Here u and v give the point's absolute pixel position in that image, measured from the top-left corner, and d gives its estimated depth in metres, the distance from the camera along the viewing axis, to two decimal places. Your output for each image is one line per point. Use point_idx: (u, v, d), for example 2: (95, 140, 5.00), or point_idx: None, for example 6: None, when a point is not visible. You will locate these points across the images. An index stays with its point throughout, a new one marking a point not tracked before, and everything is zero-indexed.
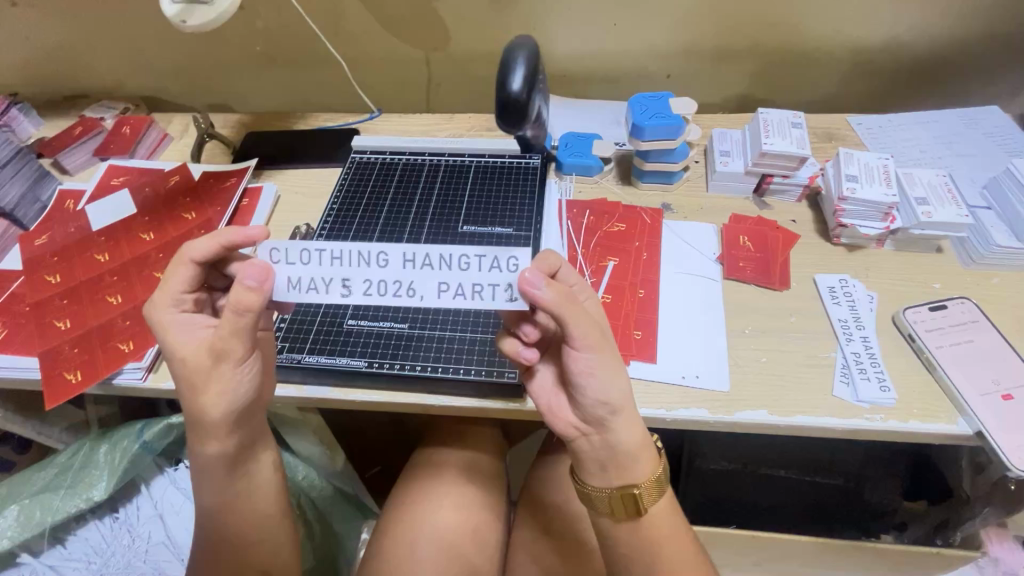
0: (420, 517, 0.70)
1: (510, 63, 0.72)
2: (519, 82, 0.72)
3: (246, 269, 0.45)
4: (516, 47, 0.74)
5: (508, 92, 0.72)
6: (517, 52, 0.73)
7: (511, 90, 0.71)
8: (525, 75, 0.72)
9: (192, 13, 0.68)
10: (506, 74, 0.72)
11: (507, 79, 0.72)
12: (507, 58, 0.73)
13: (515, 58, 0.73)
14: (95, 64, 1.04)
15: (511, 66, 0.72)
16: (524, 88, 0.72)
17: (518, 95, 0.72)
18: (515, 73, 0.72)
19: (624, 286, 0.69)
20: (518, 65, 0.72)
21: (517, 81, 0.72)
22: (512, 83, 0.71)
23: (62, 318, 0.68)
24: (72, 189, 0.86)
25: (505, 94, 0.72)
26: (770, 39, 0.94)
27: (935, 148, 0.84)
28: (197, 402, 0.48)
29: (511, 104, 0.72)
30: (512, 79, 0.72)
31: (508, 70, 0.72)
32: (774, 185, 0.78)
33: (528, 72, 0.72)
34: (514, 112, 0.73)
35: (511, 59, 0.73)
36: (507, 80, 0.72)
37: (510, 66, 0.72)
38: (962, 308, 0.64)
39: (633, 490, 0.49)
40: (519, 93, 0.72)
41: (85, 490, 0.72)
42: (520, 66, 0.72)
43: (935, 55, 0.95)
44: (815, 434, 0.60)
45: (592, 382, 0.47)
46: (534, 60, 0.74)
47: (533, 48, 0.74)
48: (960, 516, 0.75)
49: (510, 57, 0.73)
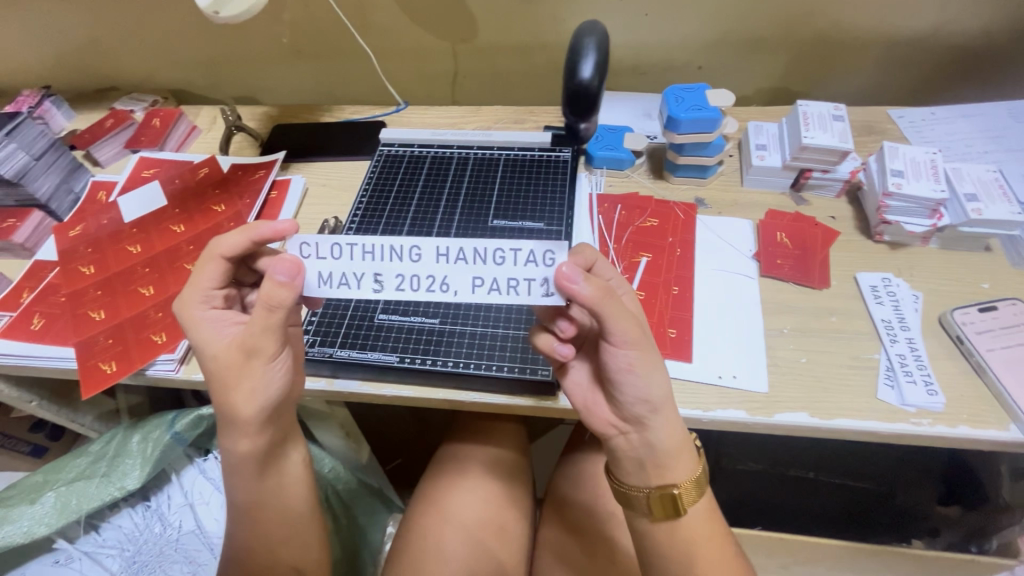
0: (447, 514, 0.69)
1: (581, 50, 0.72)
2: (590, 70, 0.71)
3: (276, 263, 0.44)
4: (586, 32, 0.72)
5: (578, 81, 0.72)
6: (588, 38, 0.72)
7: (582, 79, 0.71)
8: (596, 63, 0.71)
9: (225, 5, 0.67)
10: (577, 61, 0.72)
11: (578, 66, 0.72)
12: (578, 44, 0.72)
13: (586, 43, 0.72)
14: (125, 56, 1.04)
15: (582, 53, 0.72)
16: (596, 77, 0.72)
17: (589, 84, 0.72)
18: (586, 60, 0.71)
19: (658, 282, 0.67)
20: (589, 53, 0.71)
21: (588, 70, 0.71)
22: (583, 71, 0.71)
23: (96, 309, 0.69)
24: (104, 181, 0.87)
25: (576, 83, 0.72)
26: (809, 28, 0.91)
27: (982, 142, 0.81)
28: (228, 398, 0.48)
29: (582, 94, 0.73)
30: (583, 67, 0.71)
31: (578, 58, 0.72)
32: (813, 180, 0.75)
33: (599, 60, 0.72)
34: (584, 101, 0.74)
35: (581, 44, 0.72)
36: (578, 69, 0.72)
37: (581, 53, 0.72)
38: (1013, 310, 0.62)
39: (673, 491, 0.48)
40: (590, 83, 0.72)
41: (119, 479, 0.73)
42: (592, 54, 0.71)
43: (982, 45, 0.91)
44: (857, 438, 0.58)
45: (631, 379, 0.45)
46: (604, 47, 0.73)
47: (603, 33, 0.73)
48: (996, 523, 0.74)
49: (581, 42, 0.72)
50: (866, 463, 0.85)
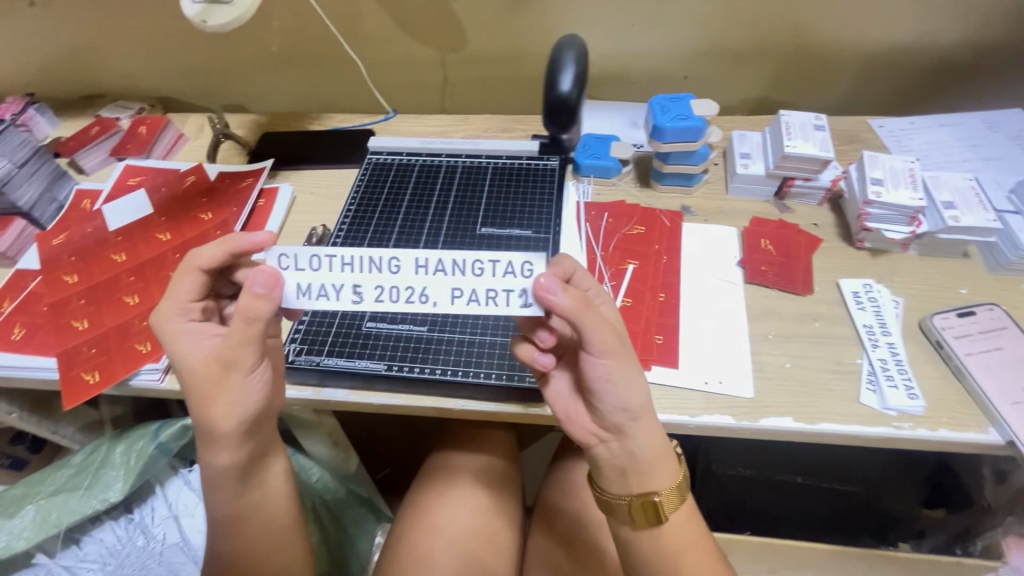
0: (435, 522, 0.69)
1: (560, 63, 0.73)
2: (569, 83, 0.73)
3: (253, 276, 0.44)
4: (565, 45, 0.74)
5: (558, 93, 0.73)
6: (567, 51, 0.73)
7: (561, 92, 0.73)
8: (575, 75, 0.73)
9: (213, 14, 0.67)
10: (556, 74, 0.73)
11: (557, 79, 0.73)
12: (557, 57, 0.73)
13: (565, 56, 0.73)
14: (112, 64, 1.04)
15: (560, 66, 0.73)
16: (575, 89, 0.73)
17: (568, 96, 0.73)
18: (565, 73, 0.73)
19: (645, 289, 0.68)
20: (568, 66, 0.73)
21: (567, 83, 0.73)
22: (562, 84, 0.73)
23: (79, 318, 0.68)
24: (89, 189, 0.86)
25: (555, 95, 0.74)
26: (791, 40, 0.93)
27: (960, 151, 0.83)
28: (206, 411, 0.47)
29: (561, 106, 0.74)
30: (562, 79, 0.73)
31: (558, 71, 0.73)
32: (796, 188, 0.77)
33: (578, 72, 0.73)
34: (564, 113, 0.75)
35: (560, 57, 0.73)
36: (557, 81, 0.73)
37: (560, 66, 0.73)
38: (991, 315, 0.63)
39: (654, 498, 0.48)
40: (569, 95, 0.73)
41: (102, 491, 0.72)
42: (571, 66, 0.73)
43: (958, 57, 0.94)
44: (841, 442, 0.58)
45: (610, 388, 0.46)
46: (583, 59, 0.74)
47: (581, 46, 0.75)
48: (981, 525, 0.76)
49: (559, 55, 0.73)
50: (853, 468, 0.86)
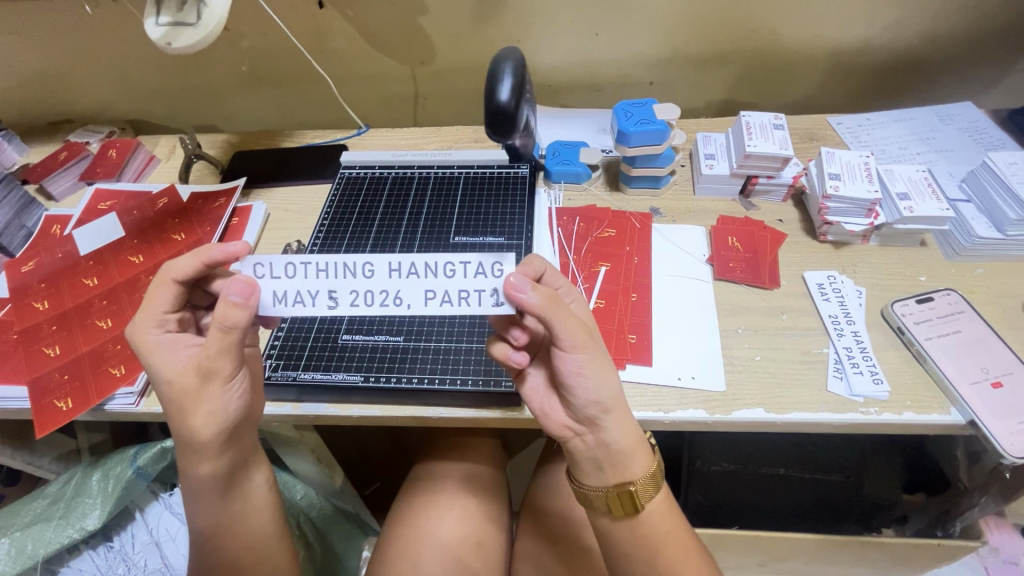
0: (421, 531, 0.69)
1: (498, 73, 0.68)
2: (508, 93, 0.67)
3: (229, 284, 0.44)
4: (503, 56, 0.70)
5: (497, 103, 0.67)
6: (505, 62, 0.69)
7: (500, 102, 0.67)
8: (514, 85, 0.68)
9: (179, 36, 0.68)
10: (495, 84, 0.68)
11: (496, 89, 0.68)
12: (495, 68, 0.69)
13: (504, 67, 0.69)
14: (81, 90, 1.04)
15: (499, 77, 0.68)
16: (514, 98, 0.68)
17: (508, 106, 0.67)
18: (504, 82, 0.68)
19: (617, 290, 0.69)
20: (506, 75, 0.68)
21: (505, 91, 0.67)
22: (502, 92, 0.67)
23: (51, 344, 0.67)
24: (58, 215, 0.85)
25: (495, 105, 0.68)
26: (751, 43, 0.96)
27: (914, 144, 0.86)
28: (186, 422, 0.47)
29: (501, 116, 0.68)
30: (501, 89, 0.68)
31: (495, 80, 0.68)
32: (759, 186, 0.79)
33: (517, 82, 0.68)
34: (504, 123, 0.68)
35: (500, 68, 0.69)
36: (496, 90, 0.68)
37: (499, 76, 0.68)
38: (948, 300, 0.65)
39: (630, 488, 0.49)
40: (509, 105, 0.67)
41: (78, 520, 0.71)
42: (509, 77, 0.68)
43: (910, 55, 0.98)
44: (812, 429, 0.60)
45: (583, 382, 0.47)
46: (522, 70, 0.70)
47: (520, 57, 0.70)
48: (960, 506, 0.77)
49: (498, 66, 0.69)
50: (836, 460, 0.85)
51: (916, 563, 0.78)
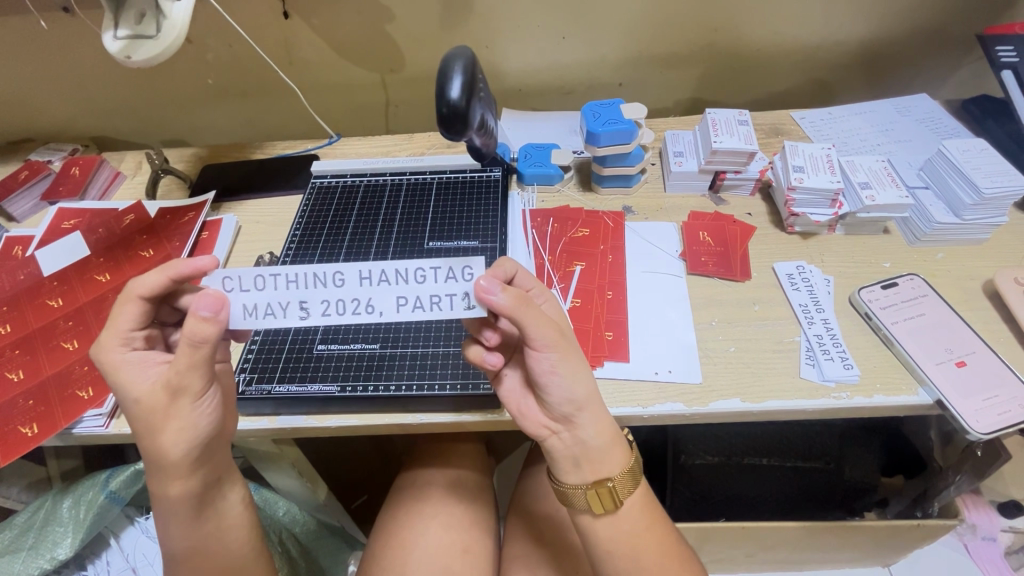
0: (407, 543, 0.68)
1: (447, 70, 0.60)
2: (459, 90, 0.59)
3: (197, 299, 0.43)
4: (452, 54, 0.62)
5: (447, 102, 0.59)
6: (454, 59, 0.61)
7: (451, 100, 0.59)
8: (466, 83, 0.60)
9: (137, 49, 0.67)
10: (443, 82, 0.60)
11: (444, 87, 0.60)
12: (444, 66, 0.61)
13: (454, 64, 0.60)
14: (41, 108, 1.01)
15: (448, 74, 0.60)
16: (465, 96, 0.59)
17: (460, 104, 0.59)
18: (453, 80, 0.60)
19: (593, 288, 0.70)
20: (455, 72, 0.60)
21: (455, 88, 0.59)
22: (451, 89, 0.59)
23: (14, 369, 0.65)
24: (19, 235, 0.83)
25: (445, 105, 0.59)
26: (715, 43, 0.98)
27: (874, 135, 0.88)
28: (155, 440, 0.46)
29: (453, 117, 0.60)
30: (450, 86, 0.59)
31: (444, 79, 0.60)
32: (728, 181, 0.81)
33: (467, 79, 0.60)
34: (457, 125, 0.60)
35: (449, 66, 0.61)
36: (444, 89, 0.59)
37: (448, 73, 0.60)
38: (912, 284, 0.68)
39: (608, 484, 0.49)
40: (461, 103, 0.59)
41: (49, 549, 0.69)
42: (459, 74, 0.60)
43: (867, 50, 1.01)
44: (789, 417, 0.61)
45: (556, 381, 0.47)
46: (473, 67, 0.62)
47: (470, 55, 0.63)
48: (936, 487, 0.79)
49: (448, 64, 0.61)
50: (812, 443, 0.86)
51: (896, 544, 0.80)
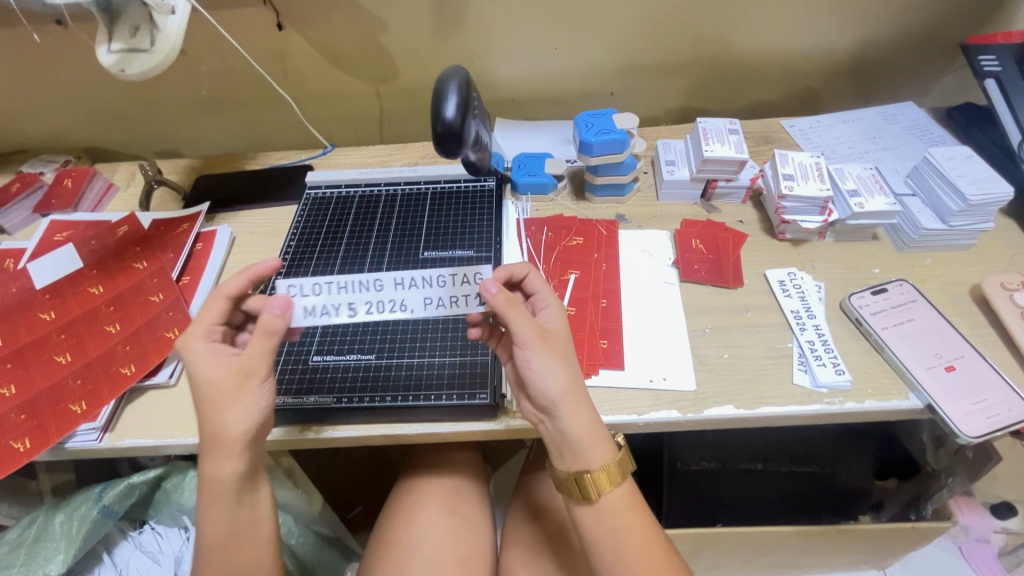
0: (404, 554, 0.67)
1: (442, 90, 0.61)
2: (454, 109, 0.60)
3: (270, 301, 0.49)
4: (447, 74, 0.62)
5: (442, 122, 0.60)
6: (449, 79, 0.62)
7: (446, 120, 0.59)
8: (461, 102, 0.61)
9: (133, 62, 0.67)
10: (439, 101, 0.60)
11: (440, 106, 0.60)
12: (439, 85, 0.61)
13: (449, 83, 0.61)
14: (33, 119, 1.01)
15: (444, 93, 0.60)
16: (461, 115, 0.60)
17: (455, 123, 0.60)
18: (449, 99, 0.60)
19: (587, 296, 0.71)
20: (451, 91, 0.60)
21: (450, 108, 0.60)
22: (446, 109, 0.60)
23: (5, 384, 0.64)
24: (11, 248, 0.82)
25: (440, 124, 0.60)
26: (704, 53, 0.99)
27: (861, 143, 0.90)
28: (220, 419, 0.48)
29: (448, 135, 0.60)
30: (446, 105, 0.60)
31: (439, 98, 0.60)
32: (719, 189, 0.82)
33: (463, 98, 0.61)
34: (452, 144, 0.61)
35: (445, 85, 0.61)
36: (440, 108, 0.60)
37: (444, 92, 0.60)
38: (901, 290, 0.68)
39: (583, 475, 0.50)
40: (456, 122, 0.60)
41: (40, 566, 0.68)
42: (454, 93, 0.61)
43: (853, 59, 1.02)
44: (783, 423, 0.61)
45: (530, 372, 0.50)
46: (468, 86, 0.63)
47: (465, 74, 0.63)
48: (928, 490, 0.80)
49: (443, 83, 0.61)
50: (807, 447, 0.87)
51: (890, 547, 0.81)
